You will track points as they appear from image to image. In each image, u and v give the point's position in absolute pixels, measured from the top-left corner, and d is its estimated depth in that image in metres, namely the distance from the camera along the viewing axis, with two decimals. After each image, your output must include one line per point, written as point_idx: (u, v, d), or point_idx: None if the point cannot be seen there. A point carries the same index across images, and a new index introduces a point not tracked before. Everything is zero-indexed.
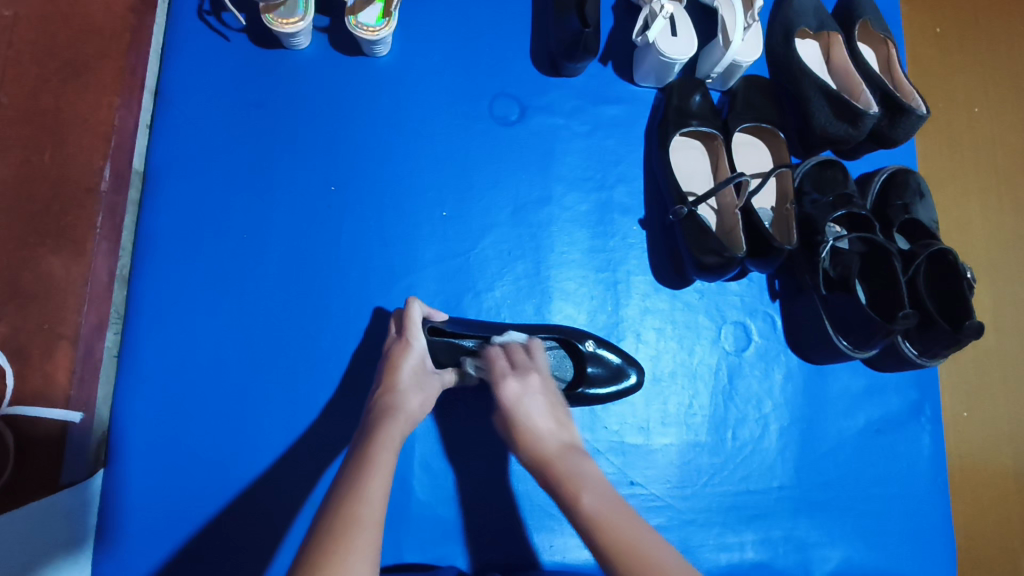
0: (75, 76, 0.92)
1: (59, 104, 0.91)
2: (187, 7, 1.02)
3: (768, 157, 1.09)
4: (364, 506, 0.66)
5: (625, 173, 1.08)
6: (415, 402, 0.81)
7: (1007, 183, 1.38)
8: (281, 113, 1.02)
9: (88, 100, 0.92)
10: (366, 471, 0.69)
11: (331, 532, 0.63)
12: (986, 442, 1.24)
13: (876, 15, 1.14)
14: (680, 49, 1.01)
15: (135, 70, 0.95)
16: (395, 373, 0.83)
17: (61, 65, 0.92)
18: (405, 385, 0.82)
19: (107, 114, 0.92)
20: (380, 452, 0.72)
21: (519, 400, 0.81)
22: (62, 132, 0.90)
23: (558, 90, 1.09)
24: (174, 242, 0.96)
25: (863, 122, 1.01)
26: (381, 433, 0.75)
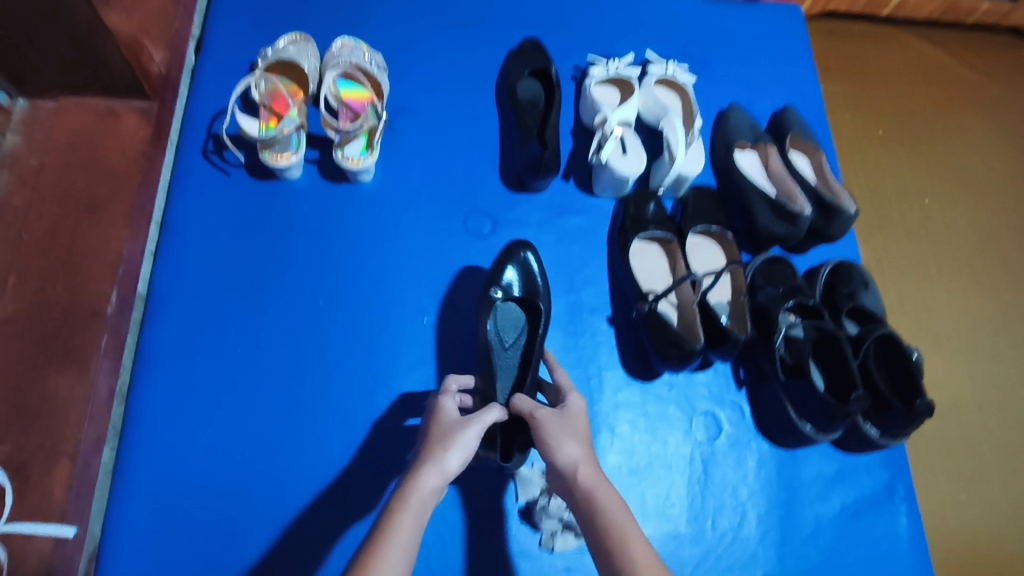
0: (89, 215, 0.98)
1: (75, 239, 0.97)
2: (193, 149, 1.16)
3: (722, 255, 1.18)
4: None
5: (591, 277, 1.17)
6: (448, 451, 0.77)
7: (944, 270, 1.51)
8: (275, 235, 1.11)
9: (99, 236, 0.98)
10: (391, 535, 0.68)
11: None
12: (965, 522, 1.27)
13: (803, 129, 1.31)
14: (630, 166, 1.15)
15: (143, 206, 1.00)
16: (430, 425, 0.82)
17: (76, 205, 0.98)
18: (438, 437, 0.79)
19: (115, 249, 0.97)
20: (403, 518, 0.70)
21: (562, 428, 0.82)
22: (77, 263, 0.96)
23: (526, 206, 1.21)
24: (171, 358, 0.98)
25: (799, 222, 1.12)
26: (411, 493, 0.72)
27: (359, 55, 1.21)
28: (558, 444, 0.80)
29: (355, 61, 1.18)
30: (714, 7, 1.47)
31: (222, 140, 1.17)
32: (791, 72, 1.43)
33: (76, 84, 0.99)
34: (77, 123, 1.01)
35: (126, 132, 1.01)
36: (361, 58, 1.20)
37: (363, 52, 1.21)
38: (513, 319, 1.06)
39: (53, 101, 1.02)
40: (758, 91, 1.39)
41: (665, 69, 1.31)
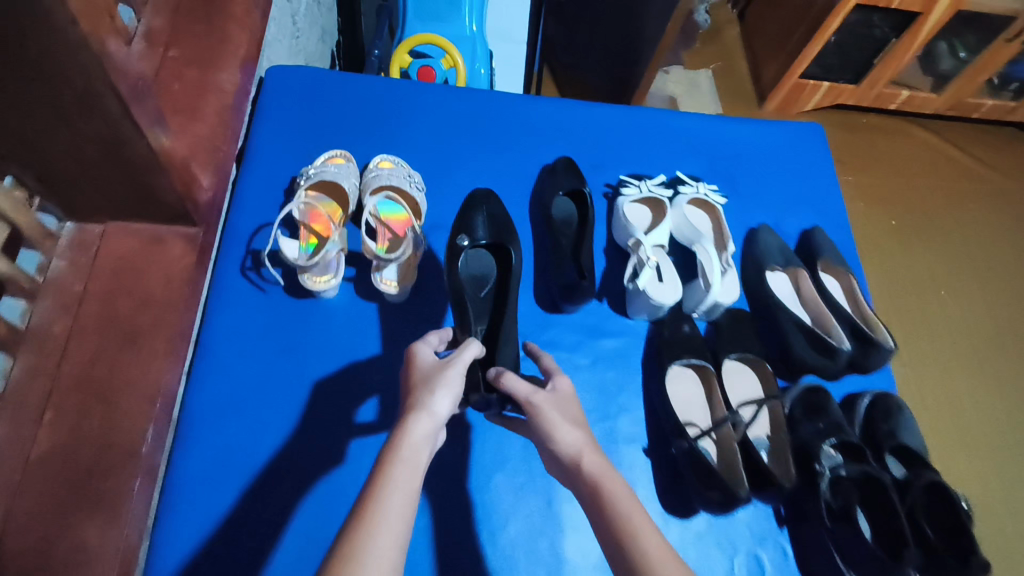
0: (131, 345, 0.95)
1: (114, 371, 0.92)
2: (231, 266, 1.17)
3: (760, 386, 1.18)
4: (384, 523, 0.63)
5: (626, 403, 1.16)
6: (434, 399, 0.77)
7: None
8: (310, 358, 1.12)
9: (140, 366, 0.94)
10: (389, 484, 0.67)
11: (351, 548, 0.60)
12: None
13: (833, 253, 1.32)
14: (666, 294, 1.15)
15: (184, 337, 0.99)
16: (413, 373, 0.83)
17: (118, 335, 0.94)
18: (423, 383, 0.80)
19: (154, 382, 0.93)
20: (398, 466, 0.69)
21: (556, 409, 0.81)
22: (114, 395, 0.91)
23: (561, 327, 1.21)
24: (198, 491, 0.98)
25: (838, 355, 1.12)
26: (404, 446, 0.72)
27: (401, 175, 1.23)
28: (555, 431, 0.78)
29: (396, 183, 1.21)
30: (739, 126, 1.51)
31: (261, 256, 1.18)
32: (818, 191, 1.45)
33: (126, 211, 0.99)
34: (123, 248, 1.00)
35: (171, 258, 1.02)
36: (402, 179, 1.22)
37: (403, 172, 1.24)
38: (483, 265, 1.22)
39: (101, 226, 1.02)
40: (789, 211, 1.41)
41: (696, 190, 1.33)
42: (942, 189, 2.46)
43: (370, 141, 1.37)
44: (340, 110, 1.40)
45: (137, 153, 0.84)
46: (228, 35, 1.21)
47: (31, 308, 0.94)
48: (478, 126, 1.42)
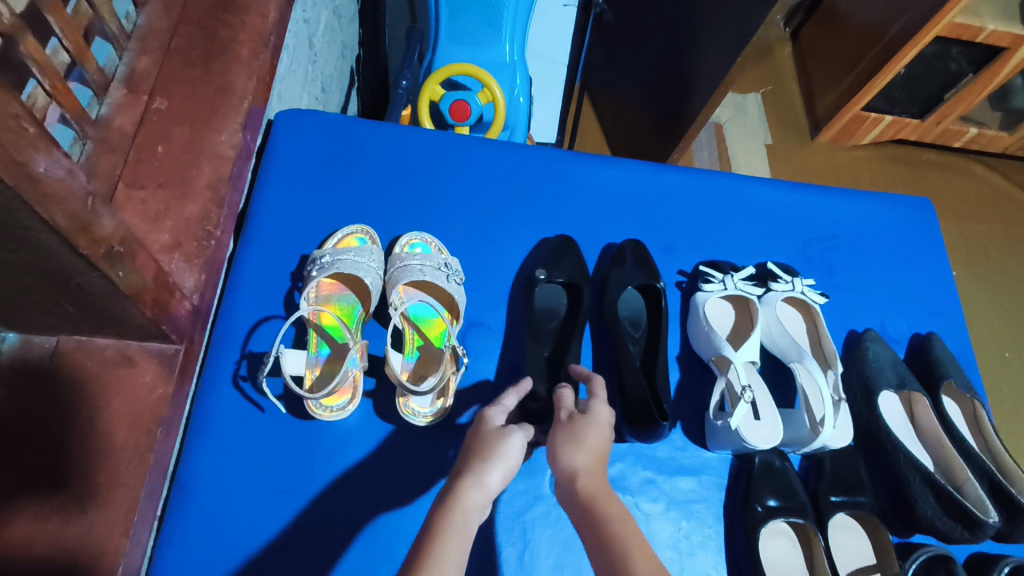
0: (81, 513, 0.73)
1: (57, 553, 0.70)
2: (221, 374, 0.94)
3: (871, 549, 0.95)
4: None
5: (705, 567, 0.94)
6: (485, 449, 0.69)
7: None
8: (315, 499, 0.90)
9: (91, 544, 0.72)
10: (433, 548, 0.57)
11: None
12: None
13: (957, 371, 1.08)
14: (766, 438, 0.92)
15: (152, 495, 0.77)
16: (477, 434, 0.72)
17: (66, 500, 0.73)
18: (481, 449, 0.69)
19: (109, 566, 0.72)
20: (447, 537, 0.58)
21: (574, 432, 0.72)
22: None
23: (627, 460, 0.98)
24: None
25: (982, 530, 0.89)
26: (454, 506, 0.61)
27: (434, 264, 1.00)
28: (564, 445, 0.70)
29: (428, 275, 0.98)
30: (836, 198, 1.27)
31: (259, 361, 0.96)
32: (925, 283, 1.22)
33: (87, 328, 0.76)
34: (78, 374, 0.78)
35: (140, 387, 0.79)
36: (436, 270, 0.99)
37: (435, 258, 1.00)
38: (553, 301, 1.09)
39: (54, 339, 0.78)
40: (894, 309, 1.18)
41: (791, 286, 1.09)
42: (1006, 253, 2.32)
43: (398, 203, 1.13)
44: (361, 163, 1.14)
45: (91, 284, 0.64)
46: (229, 81, 0.98)
47: None
48: (527, 186, 1.18)
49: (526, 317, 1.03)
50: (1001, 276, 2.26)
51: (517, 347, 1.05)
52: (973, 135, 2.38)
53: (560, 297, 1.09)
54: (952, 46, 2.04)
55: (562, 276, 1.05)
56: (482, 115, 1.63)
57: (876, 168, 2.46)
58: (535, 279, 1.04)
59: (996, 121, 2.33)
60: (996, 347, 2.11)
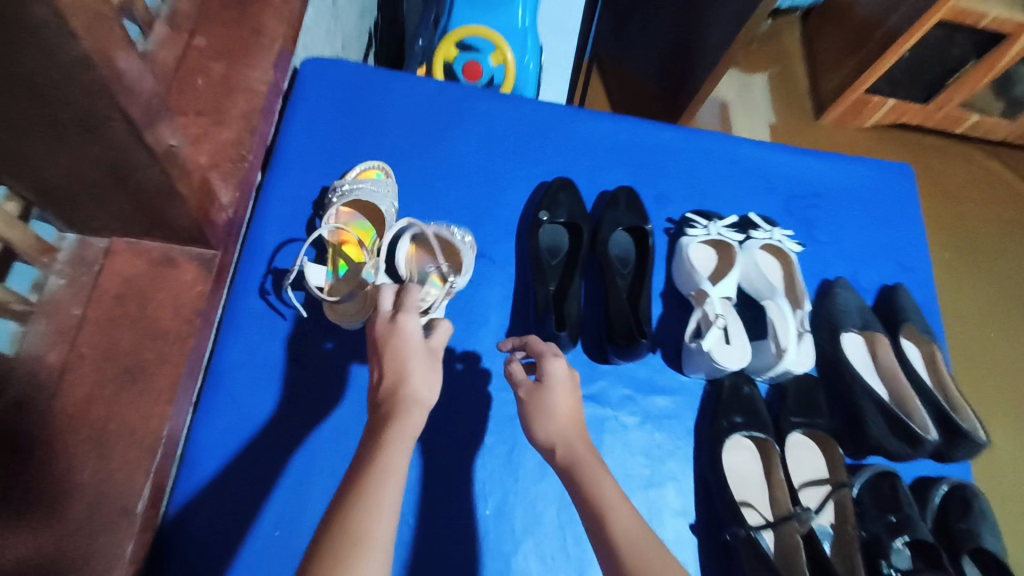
0: (131, 384, 0.83)
1: (110, 414, 0.81)
2: (249, 285, 1.06)
3: (823, 464, 1.07)
4: (368, 518, 0.56)
5: (675, 473, 1.05)
6: (412, 364, 0.69)
7: None
8: (329, 395, 1.02)
9: (140, 411, 0.83)
10: (383, 441, 0.62)
11: (349, 526, 0.55)
12: None
13: (917, 317, 1.18)
14: (733, 359, 1.02)
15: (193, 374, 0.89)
16: (393, 354, 0.69)
17: (118, 372, 0.83)
18: (396, 368, 0.68)
19: (156, 427, 0.83)
20: (388, 458, 0.61)
21: (542, 397, 0.76)
22: (107, 443, 0.80)
23: (609, 378, 1.09)
24: (198, 541, 0.91)
25: (923, 446, 0.99)
26: (403, 405, 0.66)
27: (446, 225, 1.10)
28: (542, 416, 0.75)
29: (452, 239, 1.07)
30: (821, 161, 1.36)
31: (283, 277, 1.07)
32: (899, 239, 1.32)
33: (137, 229, 0.87)
34: (129, 268, 0.89)
35: (182, 284, 0.90)
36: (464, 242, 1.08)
37: (467, 234, 1.09)
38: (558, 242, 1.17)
39: (106, 241, 0.90)
40: (865, 260, 1.28)
41: (769, 235, 1.19)
42: (998, 234, 2.40)
43: (411, 144, 1.23)
44: (378, 108, 1.25)
45: (149, 179, 0.74)
46: (262, 25, 1.09)
47: (25, 330, 0.83)
48: (530, 135, 1.28)
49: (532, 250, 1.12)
50: (991, 255, 2.34)
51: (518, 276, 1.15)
52: (973, 123, 2.45)
53: (562, 238, 1.17)
54: (955, 32, 2.13)
55: (563, 215, 1.15)
56: (493, 78, 1.73)
57: (877, 149, 2.53)
58: (539, 219, 1.14)
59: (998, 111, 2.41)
60: (982, 320, 2.19)
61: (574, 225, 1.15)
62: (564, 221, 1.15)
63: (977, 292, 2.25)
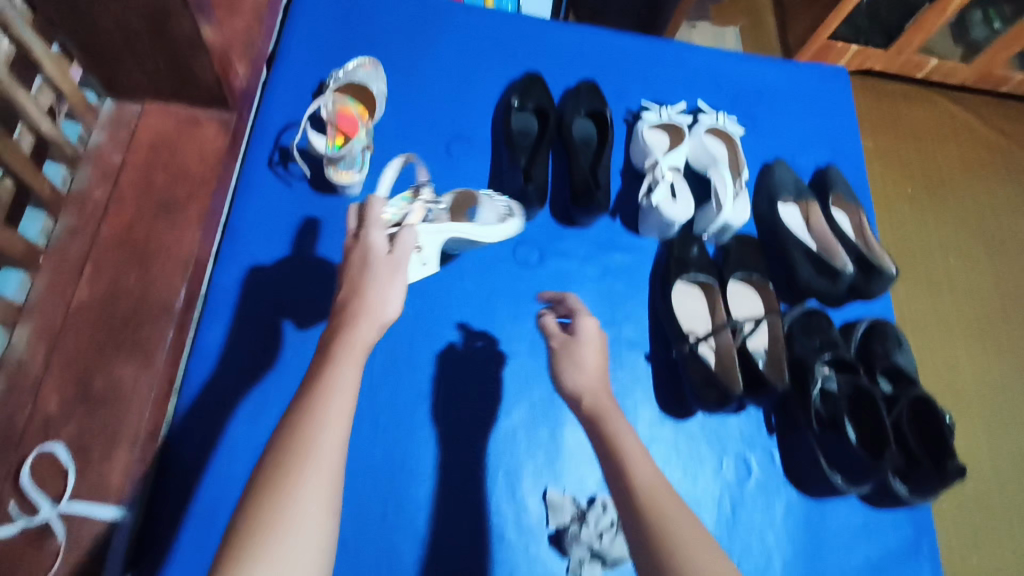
0: (165, 214, 1.00)
1: (150, 235, 0.99)
2: (259, 158, 1.21)
3: (760, 304, 1.22)
4: (317, 429, 0.59)
5: (633, 313, 1.21)
6: (374, 281, 0.70)
7: (970, 330, 1.71)
8: (330, 248, 1.17)
9: (175, 234, 0.99)
10: (337, 353, 0.65)
11: (299, 425, 0.60)
12: None
13: (845, 188, 1.34)
14: (678, 211, 1.18)
15: (215, 211, 1.04)
16: (355, 274, 0.71)
17: (154, 205, 1.00)
18: (357, 285, 0.70)
19: (187, 246, 0.99)
20: (339, 370, 0.64)
21: (571, 355, 0.85)
22: (148, 257, 0.97)
23: (574, 238, 1.25)
24: (224, 359, 1.06)
25: (841, 279, 1.15)
26: (355, 316, 0.67)
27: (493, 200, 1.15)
28: (565, 369, 0.84)
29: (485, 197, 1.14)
30: (766, 66, 1.51)
31: (288, 152, 1.23)
32: (835, 129, 1.48)
33: (166, 90, 1.05)
34: (161, 126, 1.06)
35: (204, 138, 1.06)
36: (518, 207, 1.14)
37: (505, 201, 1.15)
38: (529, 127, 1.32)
39: (139, 106, 1.08)
40: (804, 146, 1.44)
41: (715, 120, 1.34)
42: None
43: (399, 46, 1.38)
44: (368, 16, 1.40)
45: (179, 29, 0.91)
46: None
47: (74, 174, 1.00)
48: (506, 37, 1.42)
49: (505, 131, 1.28)
50: None
51: (495, 154, 1.30)
52: (932, 71, 2.02)
53: (533, 123, 1.32)
54: None
55: (532, 101, 1.31)
56: None
57: None
58: (511, 105, 1.30)
59: (956, 57, 1.99)
60: None
61: (542, 110, 1.31)
62: (533, 108, 1.31)
63: (921, 218, 1.86)
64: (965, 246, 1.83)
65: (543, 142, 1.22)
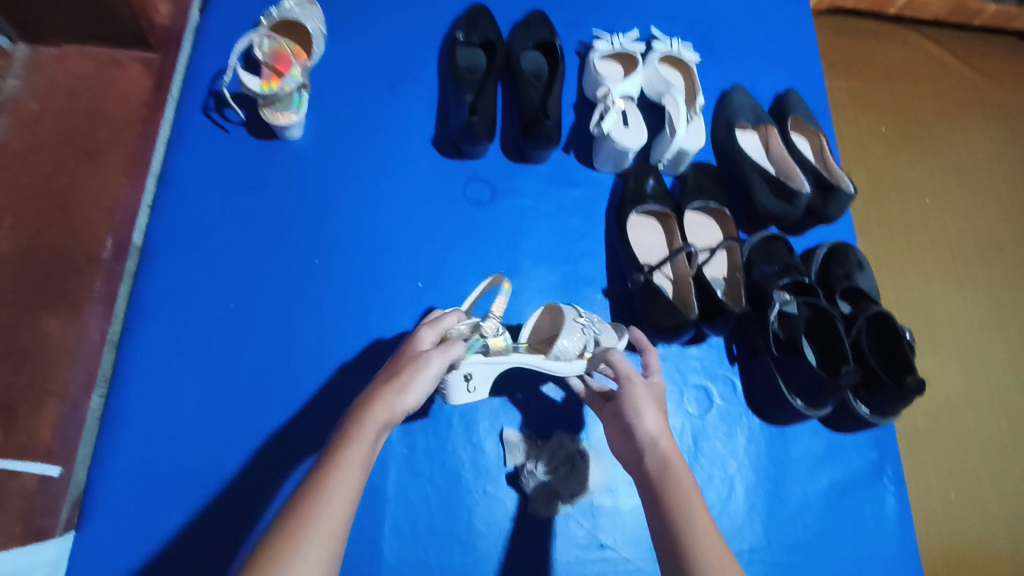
0: (87, 161, 1.00)
1: (71, 184, 0.98)
2: (193, 105, 1.14)
3: (719, 233, 1.18)
4: (325, 498, 0.59)
5: (589, 249, 1.18)
6: (414, 375, 0.71)
7: (971, 252, 1.58)
8: (276, 194, 1.11)
9: (99, 181, 0.99)
10: (353, 433, 0.65)
11: (308, 494, 0.59)
12: (971, 518, 1.30)
13: (805, 111, 1.30)
14: (631, 138, 1.15)
15: (143, 157, 1.05)
16: (393, 366, 0.74)
17: (75, 151, 1.00)
18: (390, 375, 0.72)
19: (115, 190, 1.00)
20: (353, 445, 0.64)
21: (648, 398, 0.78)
22: (71, 205, 0.97)
23: (526, 175, 1.21)
24: (162, 312, 1.02)
25: (798, 200, 1.13)
26: (381, 403, 0.68)
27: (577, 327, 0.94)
28: (643, 412, 0.76)
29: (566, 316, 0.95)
30: None
31: (224, 98, 1.15)
32: (795, 55, 1.43)
33: (81, 31, 1.03)
34: (79, 70, 1.05)
35: (129, 82, 1.06)
36: (609, 328, 0.99)
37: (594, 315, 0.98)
38: (476, 60, 1.24)
39: (57, 49, 1.06)
40: (762, 73, 1.40)
41: (669, 47, 1.29)
42: None
43: None
44: None
45: None
46: None
47: None
48: None
49: (450, 64, 1.21)
50: None
51: (443, 90, 1.23)
52: (904, 6, 1.79)
53: (480, 55, 1.25)
54: None
55: (478, 36, 1.24)
56: None
57: None
58: (455, 40, 1.24)
59: None
60: None
61: (488, 41, 1.23)
62: (479, 41, 1.24)
63: (924, 138, 1.71)
64: (944, 185, 1.65)
65: (491, 72, 1.15)
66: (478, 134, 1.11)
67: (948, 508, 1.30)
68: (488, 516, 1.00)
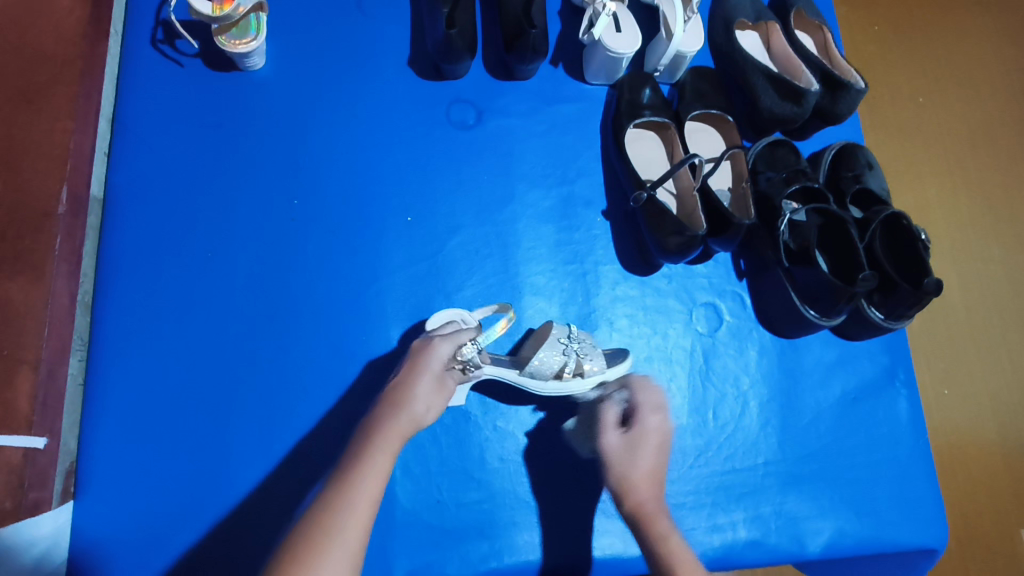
0: (27, 105, 0.93)
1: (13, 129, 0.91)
2: (141, 38, 1.04)
3: (721, 141, 1.12)
4: (350, 502, 0.68)
5: (585, 167, 1.11)
6: (426, 394, 0.82)
7: (973, 149, 1.52)
8: (243, 131, 1.02)
9: (42, 126, 0.93)
10: (371, 447, 0.75)
11: (334, 501, 0.68)
12: (969, 414, 1.31)
13: (807, 3, 1.20)
14: (625, 44, 1.05)
15: (89, 96, 0.97)
16: (412, 374, 0.83)
17: (14, 94, 0.92)
18: (402, 387, 0.82)
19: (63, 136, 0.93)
20: (376, 455, 0.74)
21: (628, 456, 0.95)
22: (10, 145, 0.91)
23: (514, 94, 1.12)
24: (136, 267, 0.96)
25: (806, 100, 1.05)
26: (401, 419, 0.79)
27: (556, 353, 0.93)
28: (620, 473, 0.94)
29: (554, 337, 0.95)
30: None
31: (174, 28, 1.04)
32: None
33: None
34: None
35: (59, 9, 0.97)
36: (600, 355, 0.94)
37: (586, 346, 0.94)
38: None
39: None
40: None
41: None
42: None
43: None
44: None
45: None
46: None
47: None
48: None
49: None
50: None
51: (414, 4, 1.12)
52: None
53: None
54: None
55: None
56: None
57: None
58: None
59: None
60: None
61: None
62: None
63: (928, 28, 1.60)
64: (936, 81, 1.56)
65: None
66: (457, 50, 1.01)
67: (948, 408, 1.31)
68: (501, 451, 0.98)
